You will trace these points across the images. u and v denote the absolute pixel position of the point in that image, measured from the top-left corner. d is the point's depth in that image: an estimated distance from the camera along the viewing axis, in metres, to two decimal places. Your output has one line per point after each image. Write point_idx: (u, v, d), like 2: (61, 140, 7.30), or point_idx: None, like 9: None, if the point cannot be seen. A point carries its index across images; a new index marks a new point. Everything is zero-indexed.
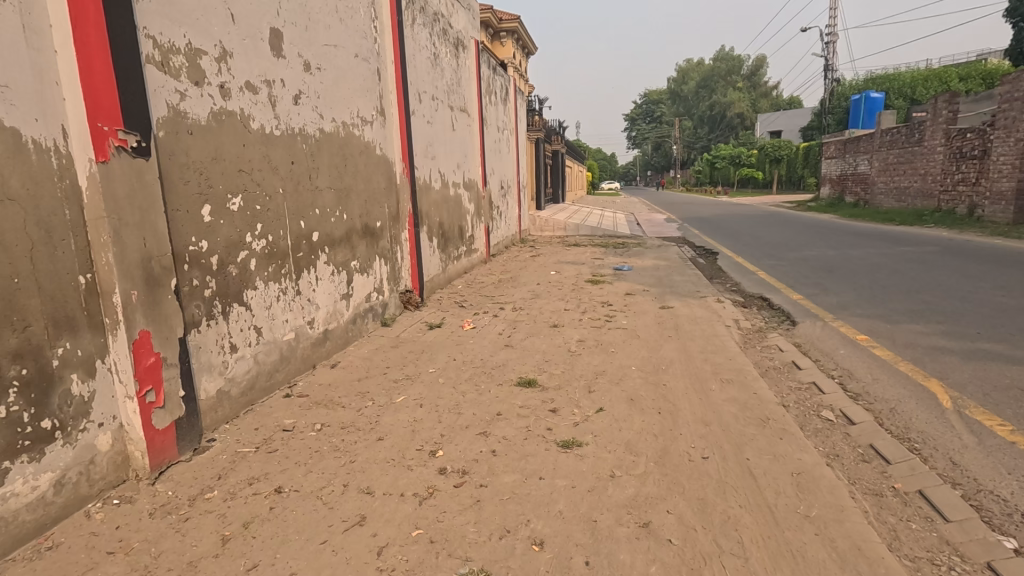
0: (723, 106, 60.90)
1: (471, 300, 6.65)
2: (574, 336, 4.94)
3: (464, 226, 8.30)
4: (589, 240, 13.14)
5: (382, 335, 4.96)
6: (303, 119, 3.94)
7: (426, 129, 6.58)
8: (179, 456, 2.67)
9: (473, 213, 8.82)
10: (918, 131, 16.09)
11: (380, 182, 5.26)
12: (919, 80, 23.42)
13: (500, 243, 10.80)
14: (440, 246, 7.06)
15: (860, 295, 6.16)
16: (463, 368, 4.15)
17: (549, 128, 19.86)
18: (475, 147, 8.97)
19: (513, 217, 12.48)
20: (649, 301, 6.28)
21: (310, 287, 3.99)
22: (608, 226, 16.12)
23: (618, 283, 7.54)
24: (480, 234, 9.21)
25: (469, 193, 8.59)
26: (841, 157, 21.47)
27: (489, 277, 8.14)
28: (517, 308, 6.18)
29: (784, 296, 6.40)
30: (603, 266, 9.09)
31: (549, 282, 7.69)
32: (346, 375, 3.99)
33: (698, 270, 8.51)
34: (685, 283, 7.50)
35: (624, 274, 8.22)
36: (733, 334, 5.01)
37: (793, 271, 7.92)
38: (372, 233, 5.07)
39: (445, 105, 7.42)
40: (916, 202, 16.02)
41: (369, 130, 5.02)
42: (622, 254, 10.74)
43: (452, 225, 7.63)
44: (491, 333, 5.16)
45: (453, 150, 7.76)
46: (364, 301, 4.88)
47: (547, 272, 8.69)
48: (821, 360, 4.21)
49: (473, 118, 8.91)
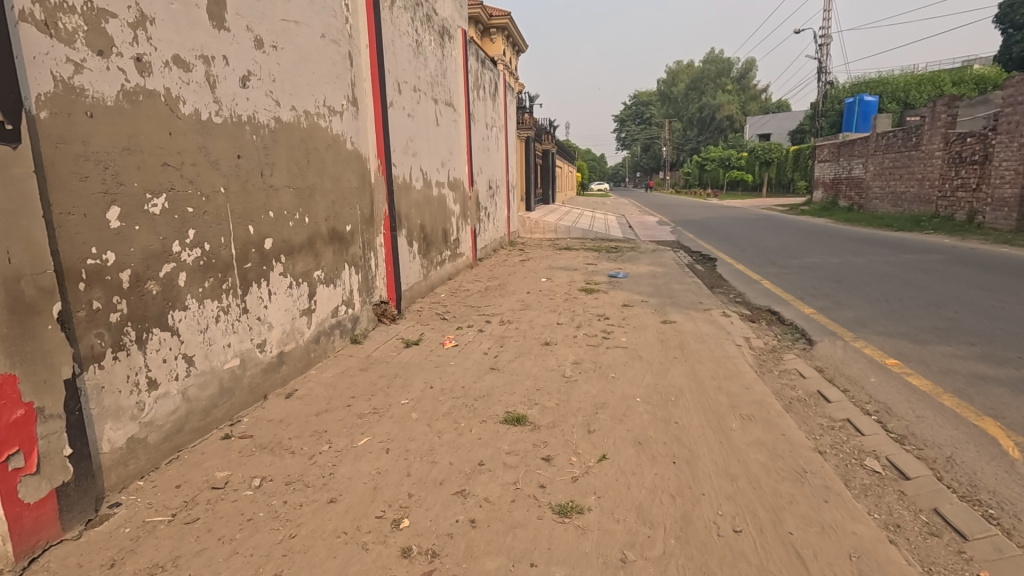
0: (712, 108, 60.78)
1: (454, 311, 6.05)
2: (569, 357, 4.38)
3: (449, 230, 7.70)
4: (581, 243, 12.58)
5: (351, 356, 4.35)
6: (254, 106, 3.34)
7: (406, 123, 5.99)
8: (63, 533, 2.07)
9: (459, 215, 8.23)
10: (915, 135, 15.73)
11: (351, 181, 4.65)
12: (912, 84, 23.19)
13: (487, 246, 10.22)
14: (421, 251, 6.46)
15: (877, 310, 5.66)
16: (441, 399, 3.57)
17: (539, 128, 19.32)
18: (461, 144, 8.39)
19: (502, 219, 11.90)
20: (650, 314, 5.74)
21: (260, 304, 3.38)
22: (600, 228, 15.60)
23: (614, 292, 6.99)
24: (466, 237, 8.61)
25: (455, 194, 8.00)
26: (835, 161, 21.16)
27: (475, 285, 7.54)
28: (505, 321, 5.60)
29: (794, 309, 5.90)
30: (596, 273, 8.53)
31: (540, 291, 7.12)
32: (302, 408, 3.39)
33: (698, 278, 7.98)
34: (686, 293, 6.97)
35: (620, 282, 7.67)
36: (745, 355, 4.48)
37: (800, 281, 7.42)
38: (340, 238, 4.46)
39: (428, 97, 6.81)
40: (913, 208, 15.66)
41: (337, 121, 4.41)
42: (616, 259, 10.20)
43: (435, 227, 7.02)
44: (475, 353, 4.57)
45: (436, 147, 7.17)
46: (329, 316, 4.28)
47: (537, 279, 8.13)
48: (851, 391, 3.68)
49: (460, 115, 8.34)
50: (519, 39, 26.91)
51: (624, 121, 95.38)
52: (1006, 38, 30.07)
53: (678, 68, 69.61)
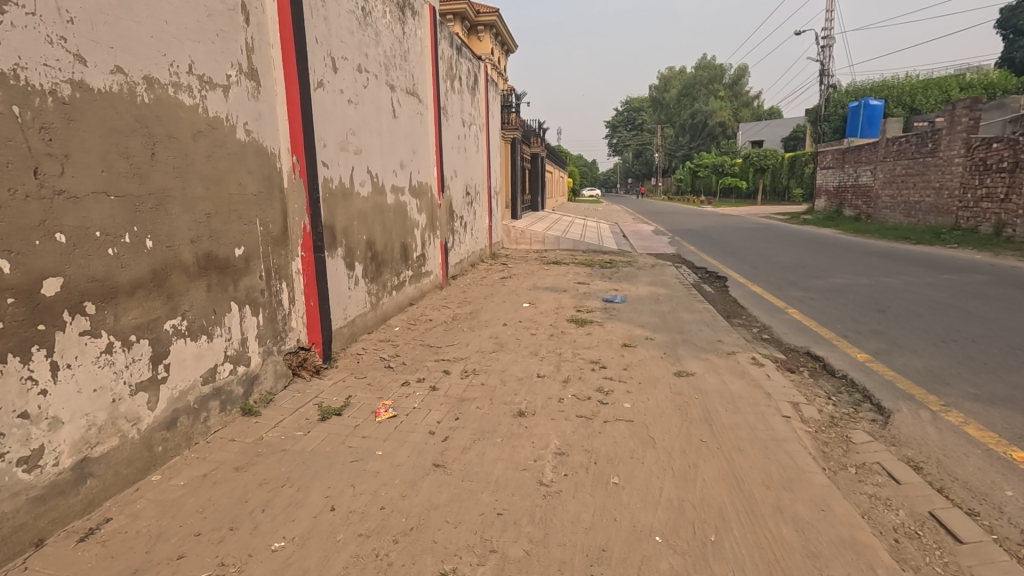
0: (706, 114, 59.92)
1: (405, 354, 4.69)
2: (550, 444, 3.05)
3: (410, 246, 6.34)
4: (571, 256, 11.26)
5: (230, 441, 2.97)
6: (15, 54, 1.97)
7: (345, 111, 4.64)
8: None
9: (425, 226, 6.88)
10: (931, 141, 14.57)
11: (243, 185, 3.28)
12: (919, 88, 22.15)
13: (462, 261, 8.87)
14: (368, 274, 5.11)
15: (951, 357, 4.37)
16: (339, 539, 2.21)
17: (528, 130, 18.05)
18: (429, 143, 7.07)
19: (482, 229, 10.57)
20: (658, 362, 4.42)
21: (27, 391, 2.01)
22: (593, 239, 14.31)
23: (611, 325, 5.67)
24: (434, 252, 7.27)
25: (419, 203, 6.64)
26: (839, 168, 20.07)
27: (440, 313, 6.19)
28: (469, 371, 4.26)
29: (843, 355, 4.60)
30: (589, 296, 7.20)
31: (520, 322, 5.79)
32: (96, 566, 2.01)
33: (709, 305, 6.70)
34: (699, 326, 5.66)
35: (617, 311, 6.36)
36: (801, 438, 3.15)
37: (835, 311, 6.12)
38: (222, 268, 3.10)
39: (381, 81, 5.47)
40: (929, 219, 14.49)
41: (217, 98, 3.05)
42: (612, 277, 8.89)
43: (389, 244, 5.66)
44: (418, 432, 3.21)
45: (392, 145, 5.82)
46: (197, 385, 2.90)
47: (519, 304, 6.80)
48: (987, 519, 2.38)
49: (428, 108, 7.03)
50: (508, 38, 25.68)
51: (616, 127, 94.55)
52: (1009, 43, 29.29)
53: (671, 73, 68.73)
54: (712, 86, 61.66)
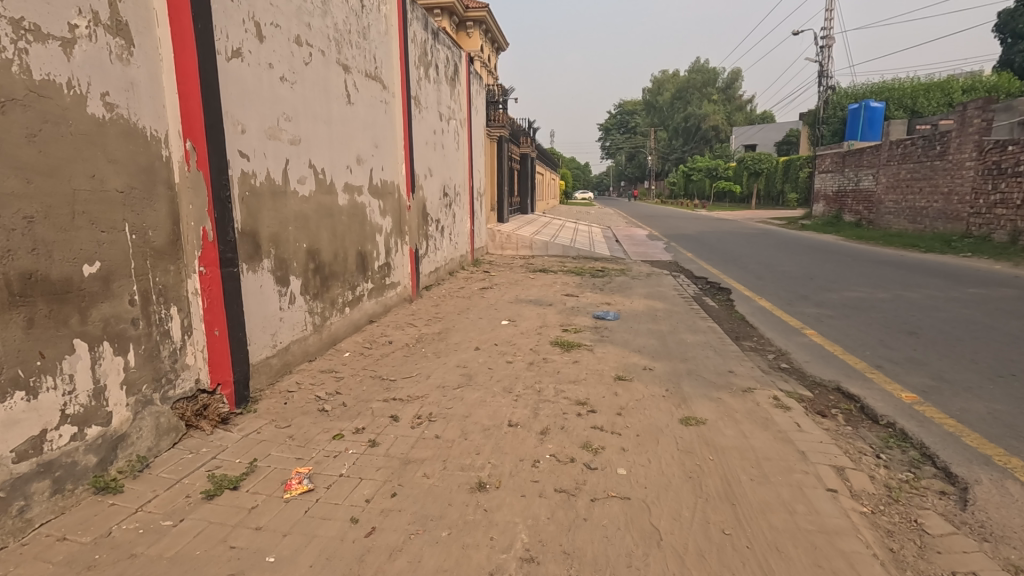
0: (699, 118, 59.41)
1: (349, 389, 3.81)
2: (516, 542, 2.18)
3: (369, 254, 5.46)
4: (560, 264, 10.43)
5: (59, 542, 2.09)
6: None
7: (276, 90, 3.78)
8: None
9: (390, 231, 6.02)
10: (940, 143, 13.88)
11: (101, 179, 2.40)
12: (920, 90, 21.52)
13: (438, 269, 8.01)
14: (308, 290, 4.23)
15: (1021, 400, 3.55)
16: None
17: (517, 129, 17.20)
18: (397, 136, 6.21)
19: (463, 234, 9.71)
20: (660, 404, 3.58)
21: None
22: (584, 244, 13.50)
23: (601, 350, 4.82)
24: (402, 260, 6.41)
25: (382, 205, 5.78)
26: (839, 171, 19.41)
27: (403, 332, 5.32)
28: (423, 417, 3.40)
29: (884, 395, 3.77)
30: (577, 311, 6.35)
31: (496, 346, 4.93)
32: None
33: (714, 323, 5.88)
34: (704, 352, 4.83)
35: (609, 331, 5.51)
36: (859, 529, 2.31)
37: (860, 333, 5.30)
38: (59, 294, 2.21)
39: (330, 59, 4.60)
40: (937, 225, 13.78)
41: (50, 55, 2.17)
42: (603, 287, 8.05)
43: (340, 254, 4.78)
44: (335, 520, 2.33)
45: (346, 136, 4.95)
46: (4, 465, 2.01)
47: (497, 320, 5.94)
48: None
49: (395, 96, 6.17)
50: (499, 35, 24.86)
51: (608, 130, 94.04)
52: (1008, 47, 28.89)
53: (664, 76, 68.33)
54: (706, 89, 61.20)
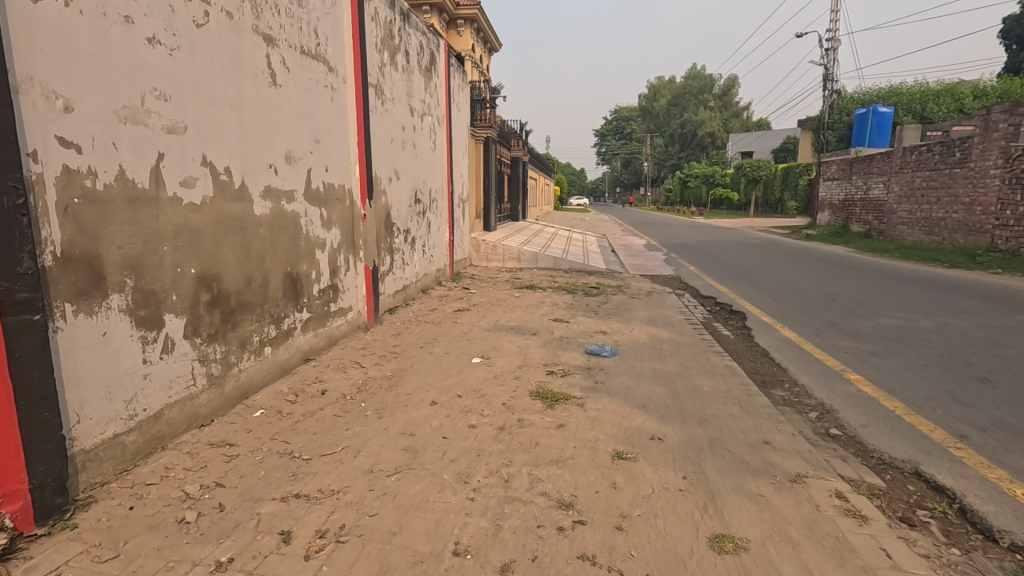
0: (696, 124, 58.58)
1: (237, 477, 2.69)
2: None
3: (305, 276, 4.35)
4: (551, 279, 9.34)
5: None
6: None
7: (140, 55, 2.68)
8: None
9: (337, 246, 4.91)
10: (960, 149, 12.92)
11: None
12: (929, 95, 20.56)
13: (407, 287, 6.91)
14: (198, 330, 3.12)
15: None
16: None
17: (507, 132, 16.13)
18: (349, 130, 5.11)
19: (441, 245, 8.62)
20: (678, 509, 2.49)
21: None
22: (578, 255, 12.43)
23: (595, 405, 3.74)
24: (356, 281, 5.31)
25: (325, 213, 4.68)
26: (846, 179, 18.47)
27: (346, 376, 4.20)
28: (328, 534, 2.29)
29: (989, 491, 2.69)
30: (566, 344, 5.26)
31: (460, 398, 3.82)
32: None
33: (733, 362, 4.80)
34: (727, 409, 3.75)
35: (604, 374, 4.41)
36: None
37: (918, 380, 4.23)
38: None
39: (242, 23, 3.51)
40: (957, 237, 12.82)
41: None
42: (598, 309, 6.95)
43: (255, 279, 3.67)
44: None
45: (269, 127, 3.85)
46: None
47: (468, 356, 4.83)
48: None
49: (347, 82, 5.08)
50: (492, 34, 23.85)
51: (604, 136, 93.37)
52: (1013, 53, 28.19)
53: (661, 82, 67.60)
54: (702, 95, 60.42)
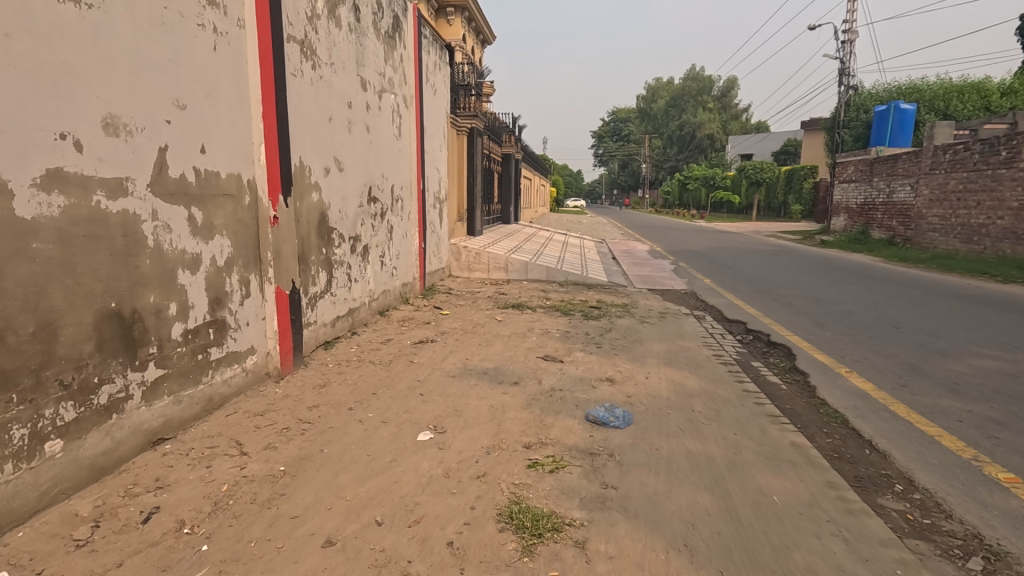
0: (695, 125, 57.14)
1: None
2: None
3: (151, 314, 2.78)
4: (543, 295, 7.78)
5: None
6: None
7: None
8: None
9: (223, 264, 3.34)
10: (1006, 148, 11.46)
11: None
12: (952, 92, 19.19)
13: (354, 310, 5.35)
14: None
15: None
16: None
17: (496, 124, 14.61)
18: (247, 97, 3.55)
19: (409, 254, 7.06)
20: None
21: None
22: (576, 263, 10.87)
23: (606, 548, 2.20)
24: (260, 312, 3.73)
25: (197, 216, 3.11)
26: (866, 181, 17.04)
27: (206, 475, 2.63)
28: None
29: None
30: (558, 403, 3.71)
31: (378, 531, 2.26)
32: None
33: (804, 441, 3.26)
34: (829, 554, 2.22)
35: (616, 467, 2.87)
36: None
37: None
38: None
39: None
40: (1002, 246, 11.41)
41: None
42: (601, 341, 5.39)
43: (15, 331, 2.10)
44: None
45: (61, 71, 2.28)
46: None
47: (413, 428, 3.27)
48: None
49: (245, 26, 3.51)
50: (485, 24, 22.37)
51: (602, 137, 91.94)
52: None
53: (660, 83, 66.28)
54: (702, 96, 59.08)
